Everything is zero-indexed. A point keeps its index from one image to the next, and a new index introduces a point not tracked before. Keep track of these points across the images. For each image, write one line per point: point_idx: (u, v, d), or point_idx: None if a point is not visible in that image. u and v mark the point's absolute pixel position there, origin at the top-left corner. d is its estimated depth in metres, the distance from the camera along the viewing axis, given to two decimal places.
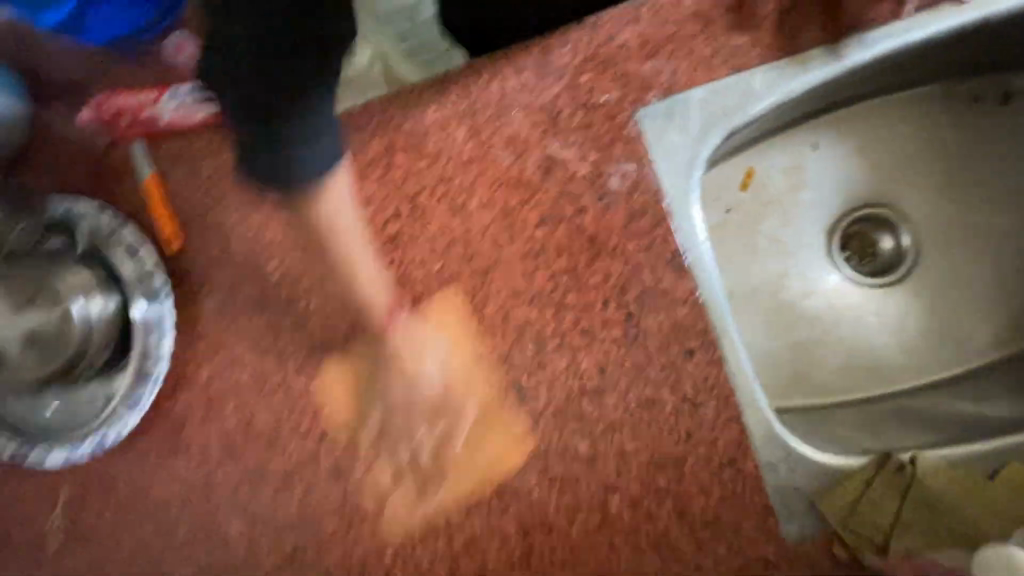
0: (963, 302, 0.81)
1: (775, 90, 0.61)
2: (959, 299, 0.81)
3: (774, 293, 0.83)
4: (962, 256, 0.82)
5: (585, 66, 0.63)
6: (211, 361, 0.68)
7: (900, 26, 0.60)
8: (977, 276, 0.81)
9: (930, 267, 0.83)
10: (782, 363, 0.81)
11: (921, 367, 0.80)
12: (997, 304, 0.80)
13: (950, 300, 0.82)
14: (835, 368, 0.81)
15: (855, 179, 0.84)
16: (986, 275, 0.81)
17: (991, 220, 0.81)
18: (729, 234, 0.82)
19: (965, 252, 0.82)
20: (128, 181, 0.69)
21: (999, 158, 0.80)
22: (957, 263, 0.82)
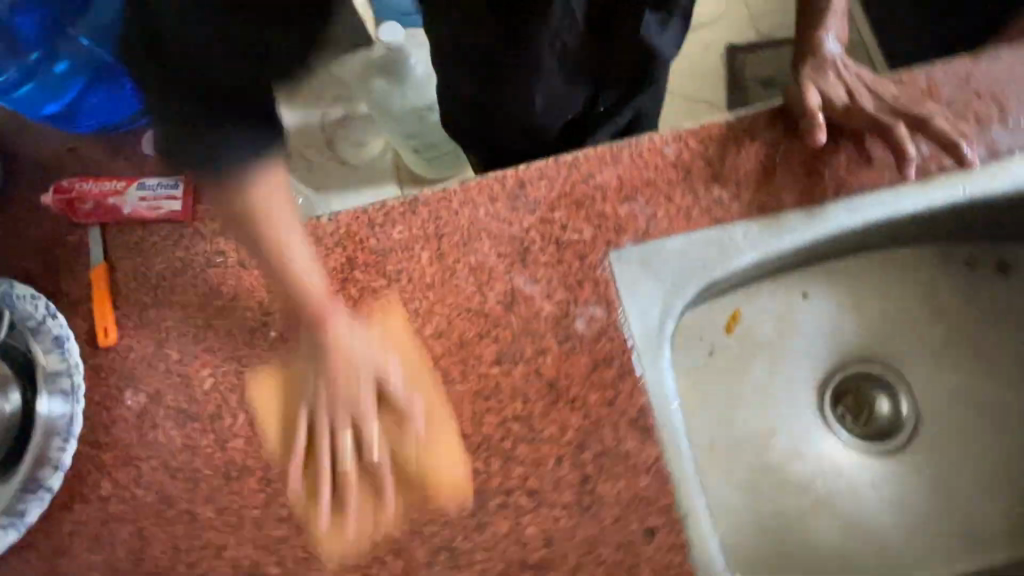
0: (969, 484, 0.73)
1: (756, 249, 0.58)
2: (964, 481, 0.73)
3: (760, 451, 0.75)
4: (966, 431, 0.75)
5: (560, 202, 0.60)
6: (116, 474, 0.60)
7: (890, 196, 0.57)
8: (985, 456, 0.74)
9: (933, 440, 0.75)
10: (766, 537, 0.71)
11: (923, 557, 0.71)
12: (1005, 491, 0.73)
13: (955, 481, 0.73)
14: (827, 549, 0.71)
15: (848, 333, 0.79)
16: (994, 455, 0.74)
17: (995, 394, 0.75)
18: (711, 380, 0.76)
19: (968, 427, 0.75)
20: (75, 267, 0.66)
21: (999, 330, 0.76)
22: (962, 438, 0.75)
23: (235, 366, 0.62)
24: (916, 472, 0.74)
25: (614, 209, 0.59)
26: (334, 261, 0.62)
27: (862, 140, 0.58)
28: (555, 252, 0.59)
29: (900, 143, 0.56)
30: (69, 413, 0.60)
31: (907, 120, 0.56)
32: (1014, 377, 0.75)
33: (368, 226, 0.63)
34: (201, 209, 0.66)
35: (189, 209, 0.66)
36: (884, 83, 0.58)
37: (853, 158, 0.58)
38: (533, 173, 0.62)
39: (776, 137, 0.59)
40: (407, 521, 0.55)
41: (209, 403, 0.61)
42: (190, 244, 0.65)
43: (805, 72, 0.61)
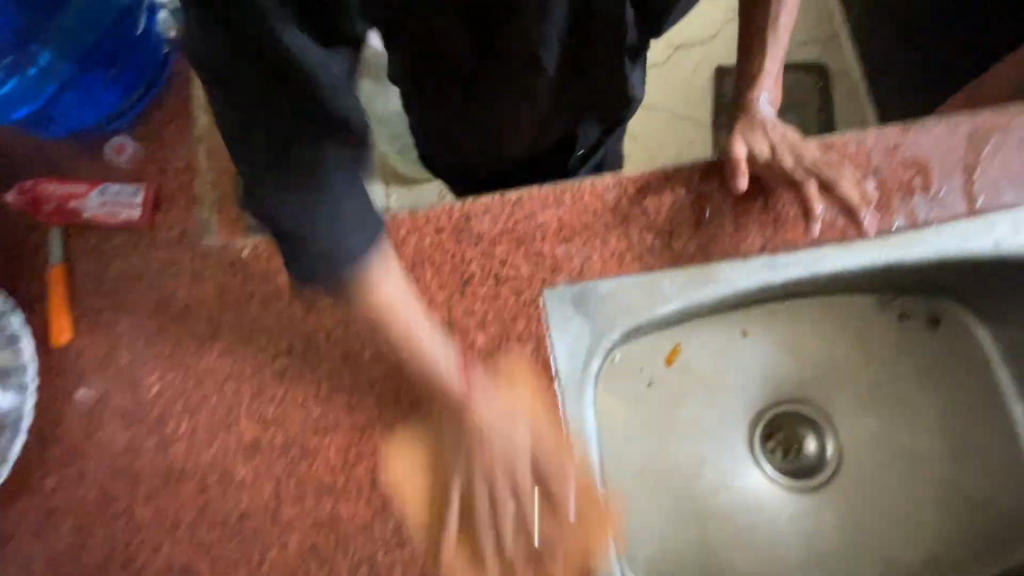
0: (881, 524, 0.77)
1: (682, 297, 0.61)
2: (877, 520, 0.77)
3: (687, 479, 0.78)
4: (884, 474, 0.79)
5: (501, 238, 0.63)
6: (63, 469, 0.63)
7: (811, 256, 0.60)
8: (898, 499, 0.78)
9: (852, 480, 0.79)
10: (685, 563, 0.75)
11: None
12: (916, 534, 0.76)
13: (869, 520, 0.77)
14: None
15: (782, 373, 0.82)
16: (908, 498, 0.78)
17: (913, 439, 0.79)
18: (646, 410, 0.79)
19: (886, 469, 0.79)
20: (36, 266, 0.68)
21: (924, 379, 0.80)
22: (879, 480, 0.79)
23: (181, 373, 0.64)
24: (834, 509, 0.78)
25: (552, 249, 0.62)
26: (285, 278, 0.65)
27: (783, 197, 0.61)
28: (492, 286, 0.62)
29: (809, 204, 0.59)
30: (19, 409, 0.63)
31: (820, 181, 0.59)
32: (933, 424, 0.79)
33: None
34: (160, 218, 0.69)
35: (148, 218, 0.68)
36: (809, 145, 0.61)
37: (780, 215, 0.60)
38: (478, 208, 0.64)
39: (706, 189, 0.62)
40: (333, 532, 0.58)
41: (155, 407, 0.64)
42: (147, 252, 0.68)
43: (738, 129, 0.64)
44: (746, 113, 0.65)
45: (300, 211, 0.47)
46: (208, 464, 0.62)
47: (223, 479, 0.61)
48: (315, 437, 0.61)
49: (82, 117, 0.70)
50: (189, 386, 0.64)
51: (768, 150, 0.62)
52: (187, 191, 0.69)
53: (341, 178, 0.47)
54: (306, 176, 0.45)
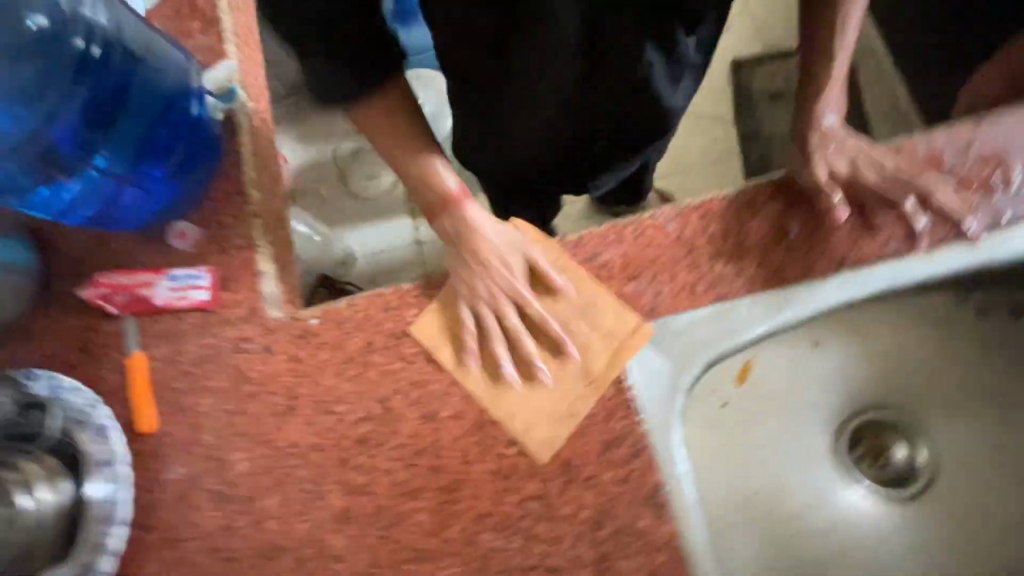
0: (993, 532, 0.73)
1: (761, 323, 0.59)
2: None
3: (775, 502, 0.76)
4: (989, 478, 0.74)
5: (566, 282, 0.63)
6: (162, 555, 0.64)
7: (892, 267, 0.58)
8: None
9: (953, 487, 0.75)
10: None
11: None
12: None
13: (979, 530, 0.73)
14: None
15: (861, 380, 0.79)
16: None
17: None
18: (724, 434, 0.77)
19: (992, 474, 0.74)
20: (115, 356, 0.71)
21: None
22: (984, 486, 0.74)
23: (265, 449, 0.65)
24: (936, 519, 0.75)
25: (620, 288, 0.61)
26: (355, 344, 0.65)
27: (870, 213, 0.59)
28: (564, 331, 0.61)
29: (910, 219, 0.57)
30: (114, 500, 0.64)
31: (916, 194, 0.57)
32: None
33: (386, 310, 0.66)
34: (227, 296, 0.70)
35: (216, 297, 0.70)
36: (887, 156, 0.60)
37: (854, 228, 0.59)
38: (540, 254, 0.64)
39: (780, 212, 0.60)
40: None
41: (244, 484, 0.65)
42: (218, 332, 0.69)
43: (811, 148, 0.62)
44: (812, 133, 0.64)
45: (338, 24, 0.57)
46: (302, 538, 0.62)
47: (319, 551, 0.61)
48: (405, 502, 0.61)
49: (144, 210, 0.71)
50: (275, 461, 0.65)
51: (846, 168, 0.60)
52: (250, 267, 0.71)
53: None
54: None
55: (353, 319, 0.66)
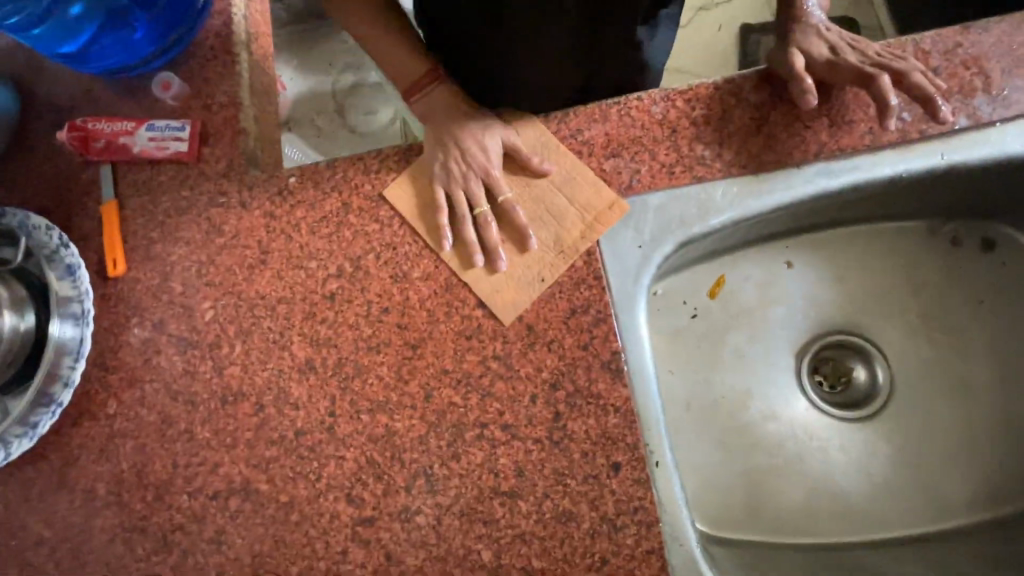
0: (939, 451, 0.75)
1: (734, 207, 0.60)
2: (934, 448, 0.75)
3: (734, 410, 0.77)
4: (940, 401, 0.77)
5: (548, 156, 0.63)
6: (122, 395, 0.65)
7: (867, 159, 0.59)
8: (956, 425, 0.76)
9: (906, 408, 0.77)
10: (736, 491, 0.74)
11: (888, 518, 0.73)
12: (978, 460, 0.74)
13: (925, 447, 0.76)
14: (794, 505, 0.74)
15: (830, 303, 0.80)
16: (968, 426, 0.75)
17: (971, 368, 0.77)
18: (692, 341, 0.78)
19: (943, 397, 0.77)
20: (89, 202, 0.70)
21: (981, 306, 0.77)
22: (934, 407, 0.77)
23: (233, 300, 0.65)
24: (887, 438, 0.77)
25: (600, 164, 0.62)
26: (331, 202, 0.65)
27: (847, 93, 0.60)
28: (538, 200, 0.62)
29: (882, 95, 0.56)
30: (79, 337, 0.64)
31: (890, 73, 0.57)
32: (991, 352, 0.76)
33: (366, 173, 0.65)
34: (207, 152, 0.69)
35: (196, 151, 0.69)
36: (869, 44, 0.60)
37: (835, 121, 0.59)
38: (525, 128, 0.64)
39: (764, 90, 0.61)
40: (389, 447, 0.59)
41: (210, 332, 0.65)
42: (195, 185, 0.69)
43: (795, 31, 0.62)
44: (797, 20, 0.62)
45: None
46: (263, 385, 0.62)
47: (278, 399, 0.62)
48: (368, 356, 0.61)
49: (121, 57, 0.70)
50: (242, 311, 0.65)
51: (828, 47, 0.60)
52: (234, 125, 0.70)
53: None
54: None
55: (331, 180, 0.66)
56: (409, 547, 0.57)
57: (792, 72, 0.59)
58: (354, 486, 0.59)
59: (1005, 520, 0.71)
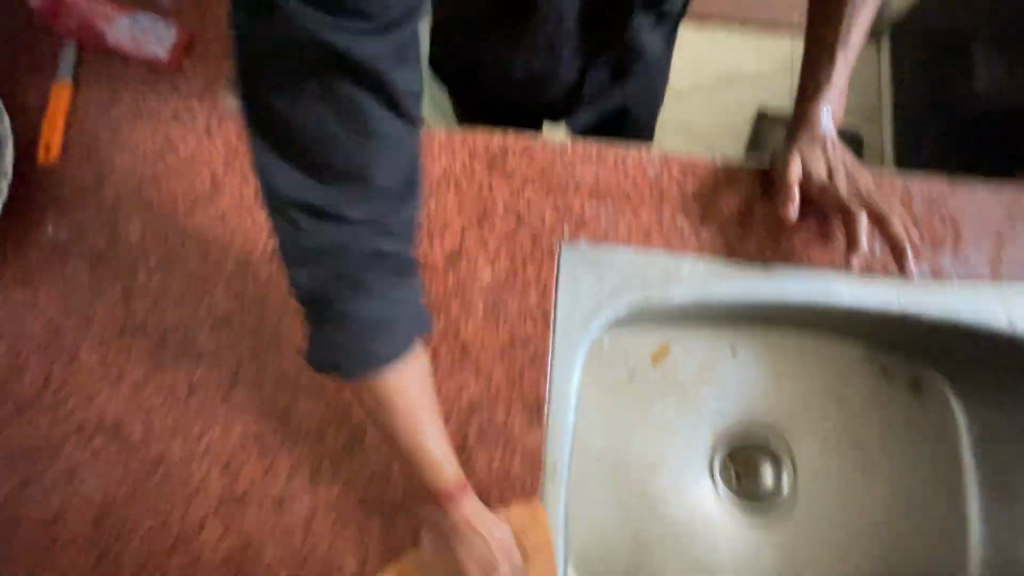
0: (818, 568, 0.77)
1: (696, 287, 0.60)
2: (815, 563, 0.77)
3: (642, 477, 0.77)
4: (832, 520, 0.79)
5: (533, 181, 0.61)
6: (13, 291, 0.59)
7: (829, 279, 0.60)
8: (840, 547, 0.78)
9: (801, 519, 0.79)
10: (621, 558, 0.73)
11: None
12: None
13: (807, 561, 0.77)
14: None
15: (760, 400, 0.82)
16: (850, 552, 0.78)
17: (869, 498, 0.79)
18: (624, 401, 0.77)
19: (836, 517, 0.79)
20: (41, 78, 0.63)
21: (891, 442, 0.80)
22: (826, 525, 0.79)
23: (167, 227, 0.60)
24: (775, 543, 0.78)
25: (582, 205, 0.60)
26: None
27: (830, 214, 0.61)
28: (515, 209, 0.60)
29: (857, 234, 0.58)
30: None
31: (869, 213, 0.59)
32: (889, 487, 0.79)
33: None
34: (187, 64, 0.64)
35: (174, 60, 0.64)
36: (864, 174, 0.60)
37: (812, 234, 0.60)
38: (519, 145, 0.62)
39: (753, 188, 0.61)
40: (286, 428, 0.56)
41: (131, 252, 0.60)
42: (163, 95, 0.63)
43: (799, 142, 0.62)
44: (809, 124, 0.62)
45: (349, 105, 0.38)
46: (171, 324, 0.58)
47: (182, 344, 0.57)
48: (292, 327, 0.58)
49: None
50: (173, 241, 0.60)
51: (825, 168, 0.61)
52: (223, 45, 0.65)
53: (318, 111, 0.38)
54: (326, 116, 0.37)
55: None
56: (273, 536, 0.53)
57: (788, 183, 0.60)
58: (235, 456, 0.55)
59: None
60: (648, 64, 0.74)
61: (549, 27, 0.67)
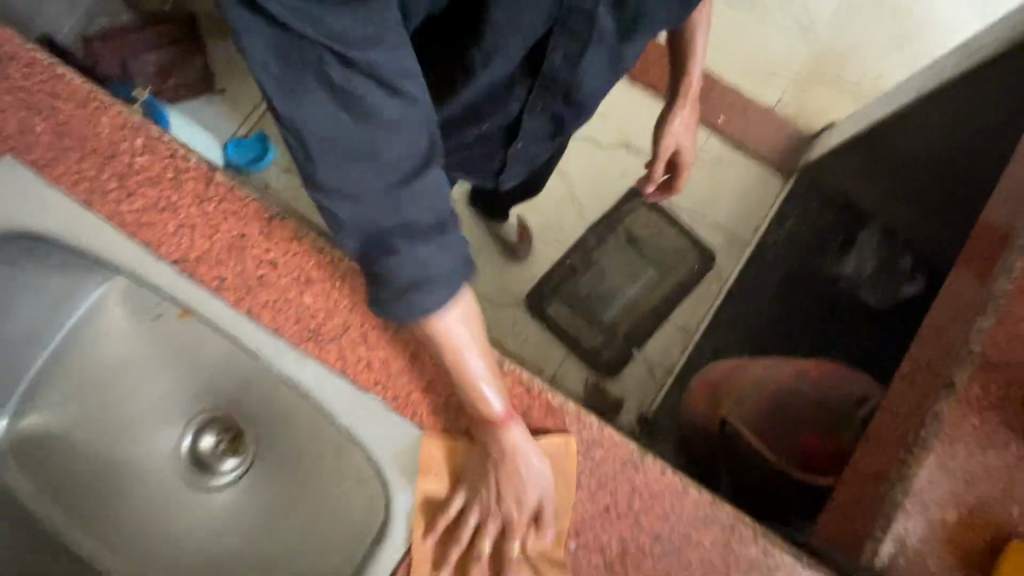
0: (196, 545, 0.84)
1: (92, 248, 0.65)
2: (197, 541, 0.84)
3: (118, 395, 0.86)
4: (241, 519, 0.86)
5: (18, 94, 0.67)
6: None
7: (201, 295, 0.65)
8: (228, 542, 0.84)
9: (218, 503, 0.87)
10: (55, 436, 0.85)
11: (110, 547, 0.83)
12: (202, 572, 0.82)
13: (193, 534, 0.85)
14: (72, 480, 0.84)
15: (257, 396, 0.87)
16: (235, 549, 0.84)
17: (280, 520, 0.84)
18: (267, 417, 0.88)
19: (247, 518, 0.86)
20: None
21: (328, 485, 0.82)
22: (233, 517, 0.86)
23: None
24: (186, 508, 0.86)
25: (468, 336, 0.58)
26: None
27: (681, 147, 1.13)
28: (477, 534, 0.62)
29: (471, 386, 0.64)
30: None
31: None
32: (298, 523, 0.83)
33: None
34: None
35: None
36: None
37: (213, 252, 0.65)
38: (28, 59, 0.68)
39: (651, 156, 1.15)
40: None
41: None
42: None
43: (669, 106, 1.08)
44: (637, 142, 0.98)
45: (402, 155, 0.51)
46: None
47: None
48: None
49: None
50: None
51: (672, 144, 1.11)
52: None
53: (309, 84, 0.47)
54: (338, 121, 0.48)
55: None
56: None
57: (219, 199, 0.66)
58: None
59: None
60: (581, 113, 0.86)
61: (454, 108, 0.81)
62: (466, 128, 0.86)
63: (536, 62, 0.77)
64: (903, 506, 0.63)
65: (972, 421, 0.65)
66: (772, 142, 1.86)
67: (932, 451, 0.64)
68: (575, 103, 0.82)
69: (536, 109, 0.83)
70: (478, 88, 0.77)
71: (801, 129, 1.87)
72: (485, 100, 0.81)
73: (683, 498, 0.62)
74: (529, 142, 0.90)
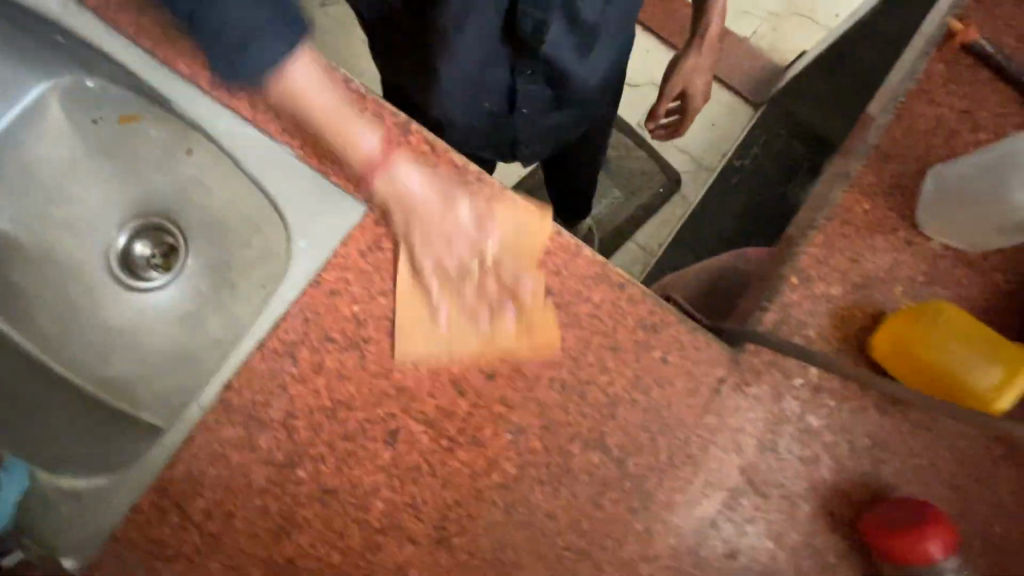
0: (118, 337, 0.87)
1: None
2: (118, 335, 0.87)
3: (55, 194, 0.89)
4: (163, 319, 0.88)
5: None
6: None
7: (115, 38, 0.68)
8: (148, 339, 0.86)
9: (143, 304, 0.89)
10: None
11: (28, 330, 0.83)
12: (118, 362, 0.85)
13: (116, 328, 0.87)
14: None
15: (191, 206, 0.90)
16: (153, 344, 0.86)
17: (200, 320, 0.86)
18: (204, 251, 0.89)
19: (169, 318, 0.88)
20: None
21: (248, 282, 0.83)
22: (156, 317, 0.88)
23: None
24: (111, 306, 0.89)
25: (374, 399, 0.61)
26: None
27: (689, 94, 1.11)
28: (399, 530, 0.60)
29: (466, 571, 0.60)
30: None
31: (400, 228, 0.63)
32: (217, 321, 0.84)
33: None
34: None
35: None
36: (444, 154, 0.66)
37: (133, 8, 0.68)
38: None
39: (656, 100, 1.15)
40: None
41: None
42: None
43: (682, 49, 1.08)
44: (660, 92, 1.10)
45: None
46: None
47: None
48: None
49: None
50: None
51: (678, 88, 1.10)
52: None
53: None
54: (258, 15, 0.51)
55: None
56: None
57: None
58: None
59: (91, 400, 0.80)
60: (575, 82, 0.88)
61: (453, 84, 0.85)
62: (475, 104, 0.90)
63: (507, 31, 0.78)
64: (791, 280, 0.65)
65: (863, 206, 0.67)
66: (745, 72, 1.87)
67: (822, 232, 0.66)
68: (562, 71, 0.85)
69: (527, 77, 0.85)
70: (468, 57, 0.81)
71: (774, 61, 1.88)
72: (474, 87, 0.86)
73: (576, 259, 0.64)
74: (529, 110, 0.91)
